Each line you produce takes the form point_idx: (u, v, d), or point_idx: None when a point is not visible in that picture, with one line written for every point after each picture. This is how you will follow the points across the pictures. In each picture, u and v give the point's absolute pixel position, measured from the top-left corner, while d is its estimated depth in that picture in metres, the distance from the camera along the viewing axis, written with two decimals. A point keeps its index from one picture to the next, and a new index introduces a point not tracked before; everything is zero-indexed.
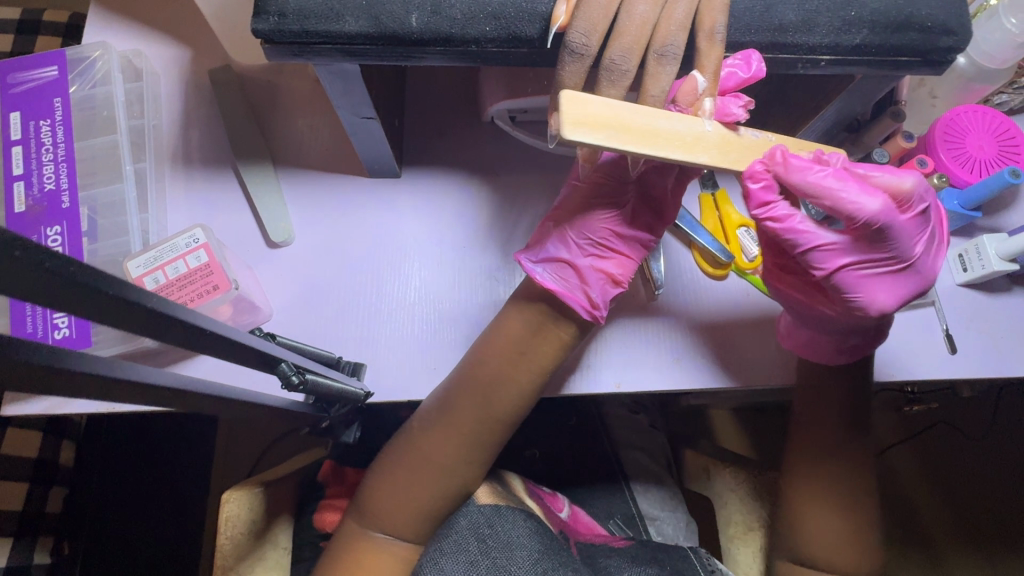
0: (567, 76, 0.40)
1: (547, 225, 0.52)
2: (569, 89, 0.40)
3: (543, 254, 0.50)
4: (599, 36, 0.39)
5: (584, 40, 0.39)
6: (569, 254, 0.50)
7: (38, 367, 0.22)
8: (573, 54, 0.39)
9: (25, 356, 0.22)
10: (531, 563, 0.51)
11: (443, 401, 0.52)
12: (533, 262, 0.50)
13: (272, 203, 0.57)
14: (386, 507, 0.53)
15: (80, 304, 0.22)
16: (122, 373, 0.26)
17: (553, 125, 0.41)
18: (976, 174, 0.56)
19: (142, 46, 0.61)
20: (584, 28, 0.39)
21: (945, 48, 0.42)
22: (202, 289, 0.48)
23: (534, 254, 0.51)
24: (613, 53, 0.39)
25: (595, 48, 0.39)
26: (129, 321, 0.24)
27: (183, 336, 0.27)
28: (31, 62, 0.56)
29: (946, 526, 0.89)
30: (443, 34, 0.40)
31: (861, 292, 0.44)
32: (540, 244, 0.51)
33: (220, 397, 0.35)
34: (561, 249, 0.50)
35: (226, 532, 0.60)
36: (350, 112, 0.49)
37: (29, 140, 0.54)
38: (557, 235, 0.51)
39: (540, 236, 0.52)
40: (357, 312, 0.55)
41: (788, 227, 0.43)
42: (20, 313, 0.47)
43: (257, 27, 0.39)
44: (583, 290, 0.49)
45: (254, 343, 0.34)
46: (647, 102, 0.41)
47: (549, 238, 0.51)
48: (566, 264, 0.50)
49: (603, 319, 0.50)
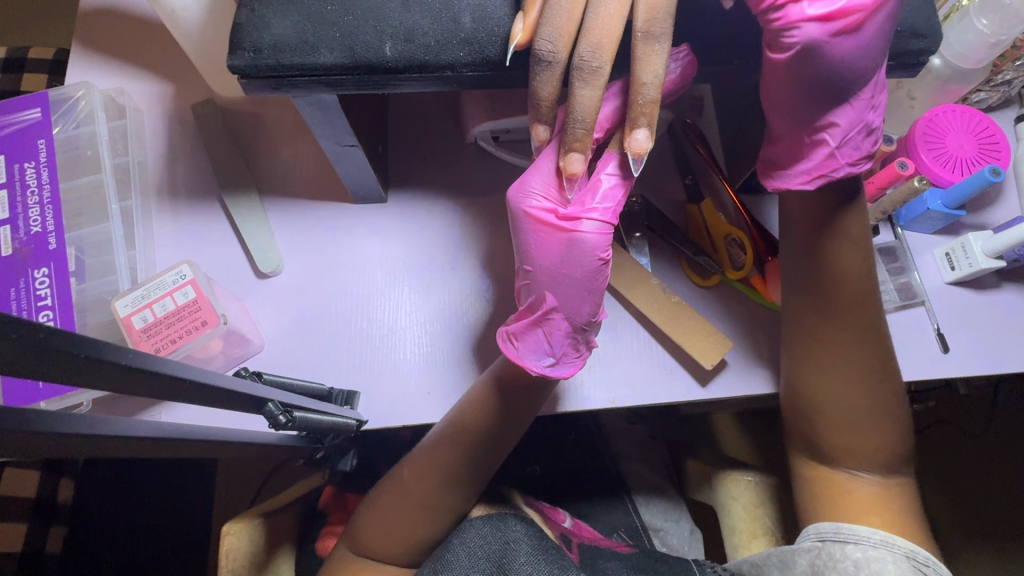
0: (542, 85, 0.40)
1: (539, 319, 0.46)
2: (543, 99, 0.41)
3: (557, 347, 0.47)
4: (565, 41, 0.39)
5: (550, 47, 0.39)
6: (580, 333, 0.46)
7: (6, 434, 0.22)
8: (542, 64, 0.39)
9: (18, 423, 0.22)
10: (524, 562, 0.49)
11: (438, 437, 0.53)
12: (551, 365, 0.47)
13: (259, 233, 0.57)
14: (377, 530, 0.53)
15: (45, 365, 0.22)
16: (102, 428, 0.27)
17: (536, 137, 0.44)
18: (958, 172, 0.56)
19: (124, 82, 0.62)
20: (550, 35, 0.39)
21: (915, 51, 0.42)
22: (190, 326, 0.48)
23: (545, 355, 0.47)
24: (583, 49, 0.39)
25: (563, 54, 0.39)
26: (99, 378, 0.24)
27: (159, 387, 0.27)
28: (14, 105, 0.56)
29: (952, 520, 0.89)
30: (417, 61, 0.40)
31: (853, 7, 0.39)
32: (551, 343, 0.46)
33: (206, 440, 0.35)
34: (571, 336, 0.46)
35: (228, 566, 0.55)
36: (332, 141, 0.49)
37: (14, 183, 0.54)
38: (561, 327, 0.46)
39: (540, 330, 0.47)
40: (348, 340, 0.55)
41: (862, 25, 0.39)
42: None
43: (234, 63, 0.40)
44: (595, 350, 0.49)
45: (237, 385, 0.34)
46: (641, 90, 0.40)
47: (550, 331, 0.46)
48: (577, 344, 0.47)
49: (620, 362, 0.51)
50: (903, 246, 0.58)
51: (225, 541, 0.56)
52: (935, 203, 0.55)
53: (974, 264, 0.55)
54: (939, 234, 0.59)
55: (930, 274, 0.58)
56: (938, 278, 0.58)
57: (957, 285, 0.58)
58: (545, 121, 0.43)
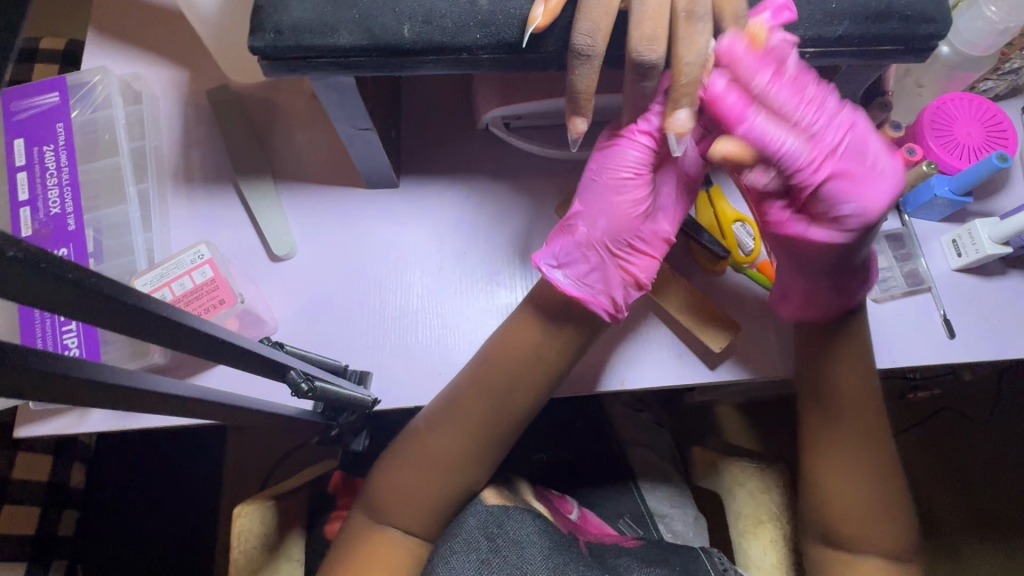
0: (580, 78, 0.42)
1: (566, 228, 0.51)
2: (582, 92, 0.42)
3: (570, 257, 0.50)
4: (604, 34, 0.40)
5: (588, 41, 0.40)
6: (594, 249, 0.50)
7: (47, 377, 0.23)
8: (581, 57, 0.41)
9: (59, 369, 0.23)
10: (543, 560, 0.50)
11: (450, 401, 0.53)
12: (554, 269, 0.50)
13: (274, 217, 0.57)
14: (394, 497, 0.53)
15: (94, 312, 0.23)
16: (138, 382, 0.28)
17: (572, 129, 0.44)
18: (965, 160, 0.57)
19: (140, 68, 0.62)
20: (587, 28, 0.40)
21: (925, 35, 0.42)
22: (208, 304, 0.49)
23: (554, 259, 0.50)
24: (637, 48, 0.41)
25: (601, 47, 0.41)
26: (141, 329, 0.26)
27: (194, 343, 0.29)
28: (32, 89, 0.57)
29: (954, 511, 0.90)
30: (435, 42, 0.41)
31: (850, 200, 0.41)
32: (562, 248, 0.51)
33: (233, 406, 0.36)
34: (585, 248, 0.50)
35: (239, 547, 0.60)
36: (347, 124, 0.50)
37: (33, 165, 0.55)
38: (578, 237, 0.50)
39: (562, 238, 0.51)
40: (361, 322, 0.55)
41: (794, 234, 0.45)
42: (30, 325, 0.47)
43: (254, 44, 0.41)
44: (606, 293, 0.50)
45: (262, 351, 0.35)
46: (684, 71, 0.42)
47: (569, 240, 0.51)
48: (589, 263, 0.51)
49: (623, 321, 0.51)
50: (911, 233, 0.59)
51: (237, 522, 0.60)
52: (943, 190, 0.55)
53: (981, 250, 0.56)
54: (947, 222, 0.60)
55: (936, 261, 0.59)
56: (944, 265, 0.59)
57: (963, 272, 0.58)
58: (582, 113, 0.43)
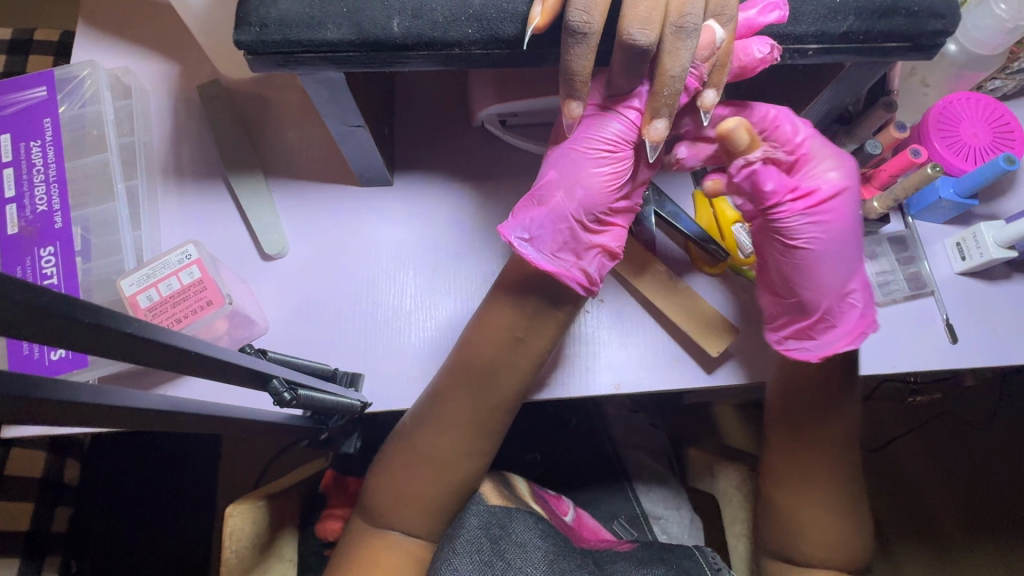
0: (577, 59, 0.39)
1: (538, 196, 0.47)
2: (578, 73, 0.39)
3: (540, 229, 0.47)
4: (600, 11, 0.37)
5: (584, 18, 0.37)
6: (566, 223, 0.47)
7: (8, 399, 0.22)
8: (575, 35, 0.37)
9: (20, 391, 0.22)
10: (547, 564, 0.51)
11: (437, 402, 0.51)
12: (525, 241, 0.47)
13: (265, 215, 0.56)
14: (391, 500, 0.52)
15: (57, 333, 0.22)
16: (109, 399, 0.26)
17: (567, 113, 0.42)
18: (971, 162, 0.56)
19: (131, 62, 0.61)
20: (584, 4, 0.37)
21: (934, 32, 0.41)
22: (196, 305, 0.48)
23: (524, 230, 0.47)
24: (630, 27, 0.37)
25: (598, 24, 0.37)
26: (108, 346, 0.24)
27: (166, 358, 0.27)
28: (19, 83, 0.56)
29: (953, 514, 0.90)
30: (426, 37, 0.39)
31: (809, 234, 0.47)
32: (534, 219, 0.47)
33: (213, 415, 0.35)
34: (557, 222, 0.47)
35: (231, 547, 0.56)
36: (338, 121, 0.48)
37: (20, 161, 0.54)
38: (553, 210, 0.47)
39: (531, 206, 0.47)
40: (352, 322, 0.54)
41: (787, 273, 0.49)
42: (14, 337, 0.47)
43: (241, 38, 0.39)
44: (578, 266, 0.48)
45: (243, 361, 0.34)
46: (667, 83, 0.40)
47: (540, 210, 0.47)
48: (562, 240, 0.48)
49: (597, 294, 0.50)
50: (914, 236, 0.58)
51: (229, 523, 0.56)
52: (948, 191, 0.54)
53: (985, 254, 0.55)
54: (951, 224, 0.59)
55: (940, 264, 0.57)
56: (948, 268, 0.57)
57: (967, 276, 0.57)
58: (578, 98, 0.41)
